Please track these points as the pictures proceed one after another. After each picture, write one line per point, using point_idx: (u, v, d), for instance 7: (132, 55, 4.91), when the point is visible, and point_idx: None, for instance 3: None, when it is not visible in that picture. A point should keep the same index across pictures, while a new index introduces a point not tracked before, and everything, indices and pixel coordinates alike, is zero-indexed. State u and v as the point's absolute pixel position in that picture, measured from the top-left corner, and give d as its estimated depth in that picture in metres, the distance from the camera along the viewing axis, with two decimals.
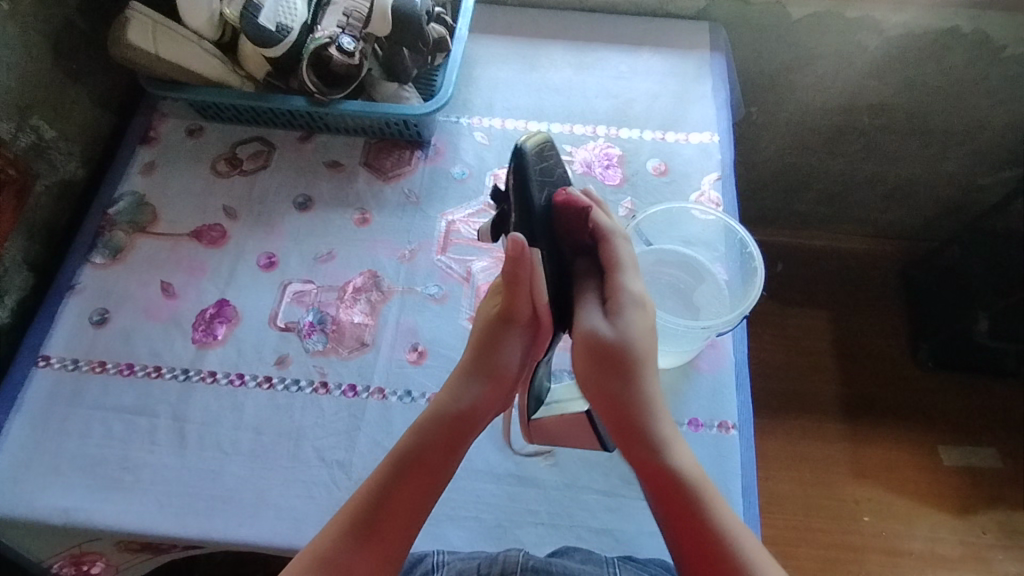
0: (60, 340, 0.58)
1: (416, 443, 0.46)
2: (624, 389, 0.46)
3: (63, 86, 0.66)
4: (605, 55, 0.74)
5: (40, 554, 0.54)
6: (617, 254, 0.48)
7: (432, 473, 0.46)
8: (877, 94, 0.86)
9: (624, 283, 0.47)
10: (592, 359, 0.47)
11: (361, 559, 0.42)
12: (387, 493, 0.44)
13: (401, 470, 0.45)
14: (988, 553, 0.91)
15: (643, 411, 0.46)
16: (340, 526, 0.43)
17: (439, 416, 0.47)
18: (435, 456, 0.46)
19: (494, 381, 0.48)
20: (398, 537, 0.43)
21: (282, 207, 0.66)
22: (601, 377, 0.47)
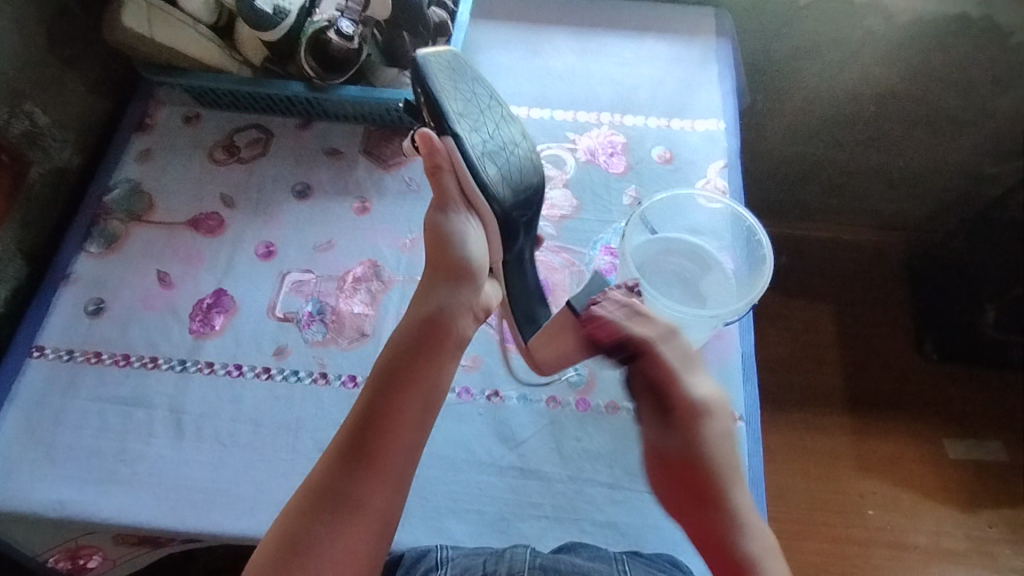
0: (55, 330, 0.57)
1: (392, 359, 0.46)
2: (708, 502, 0.46)
3: (57, 71, 0.65)
4: (609, 41, 0.73)
5: (36, 547, 0.53)
6: (669, 361, 0.49)
7: (412, 385, 0.45)
8: (884, 82, 0.85)
9: (690, 393, 0.49)
10: (674, 485, 0.47)
11: (358, 486, 0.42)
12: (370, 415, 0.44)
13: (379, 389, 0.45)
14: (993, 547, 0.91)
15: (728, 520, 0.46)
16: (331, 458, 0.43)
17: (407, 328, 0.47)
18: (414, 367, 0.46)
19: (460, 281, 0.48)
20: (391, 458, 0.43)
21: (280, 196, 0.64)
22: (679, 488, 0.47)
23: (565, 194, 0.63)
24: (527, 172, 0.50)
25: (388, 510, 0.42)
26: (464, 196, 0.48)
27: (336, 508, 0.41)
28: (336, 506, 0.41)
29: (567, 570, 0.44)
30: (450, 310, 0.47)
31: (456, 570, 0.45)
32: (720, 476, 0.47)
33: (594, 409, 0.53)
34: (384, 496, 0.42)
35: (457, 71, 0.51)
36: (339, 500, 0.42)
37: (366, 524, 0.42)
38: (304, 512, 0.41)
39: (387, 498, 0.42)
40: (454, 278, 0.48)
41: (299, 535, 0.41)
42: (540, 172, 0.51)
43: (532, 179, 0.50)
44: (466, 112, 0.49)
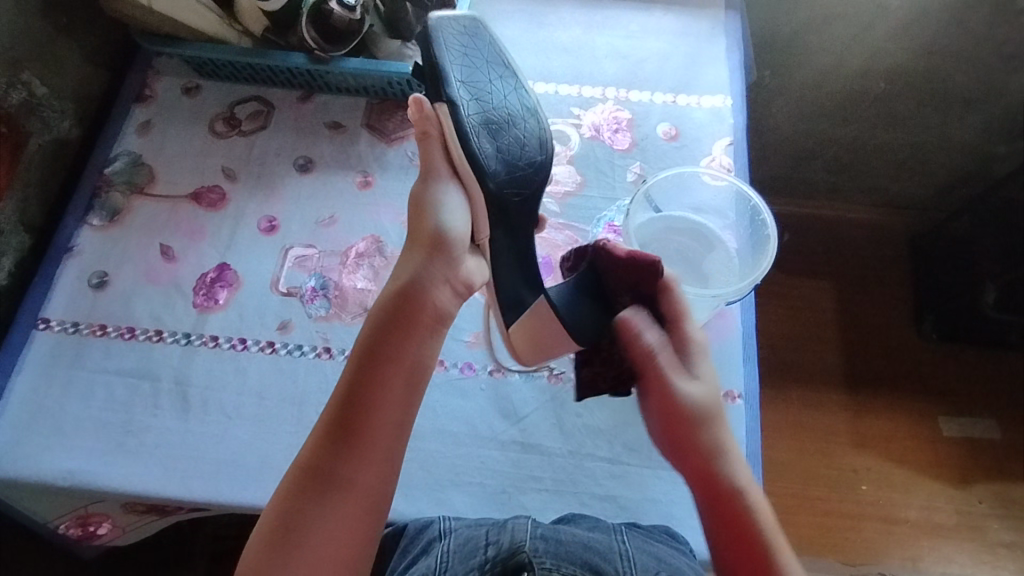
0: (60, 302, 0.57)
1: (371, 339, 0.45)
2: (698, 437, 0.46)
3: (54, 40, 0.64)
4: (614, 13, 0.71)
5: (47, 515, 0.54)
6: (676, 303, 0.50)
7: (394, 362, 0.45)
8: (895, 59, 0.83)
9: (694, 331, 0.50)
10: (666, 413, 0.47)
11: (347, 463, 0.42)
12: (354, 394, 0.44)
13: (361, 367, 0.45)
14: (983, 522, 0.93)
15: (713, 461, 0.45)
16: (320, 437, 0.43)
17: (385, 307, 0.47)
18: (396, 345, 0.45)
19: (435, 252, 0.47)
20: (377, 433, 0.43)
21: (283, 169, 0.64)
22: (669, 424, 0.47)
23: (569, 169, 0.63)
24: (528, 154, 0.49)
25: (377, 489, 0.42)
26: (450, 163, 0.49)
27: (325, 486, 0.41)
28: (326, 485, 0.41)
29: (566, 539, 0.43)
30: (424, 282, 0.47)
31: (458, 538, 0.45)
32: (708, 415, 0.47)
33: None
34: (373, 474, 0.42)
35: (476, 42, 0.50)
36: (330, 479, 0.41)
37: (358, 502, 0.42)
38: (298, 490, 0.41)
39: (376, 475, 0.42)
40: (432, 247, 0.47)
41: (293, 514, 0.41)
42: (546, 151, 0.49)
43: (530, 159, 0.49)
44: (471, 81, 0.48)
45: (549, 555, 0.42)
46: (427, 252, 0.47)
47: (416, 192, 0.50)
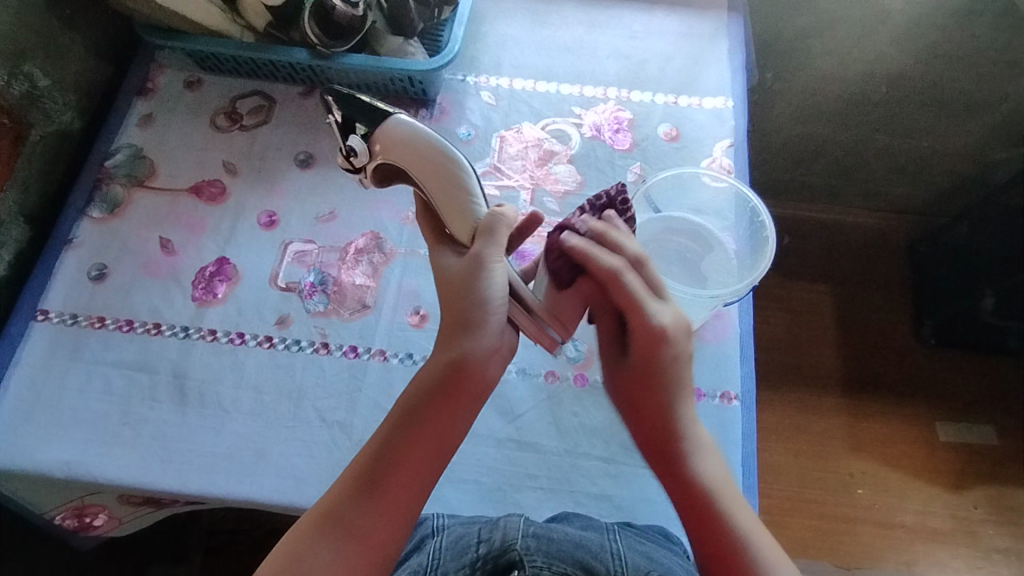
0: (58, 294, 0.57)
1: (413, 399, 0.42)
2: (645, 414, 0.43)
3: (57, 32, 0.64)
4: (617, 13, 0.71)
5: (43, 506, 0.55)
6: (631, 290, 0.42)
7: (433, 427, 0.42)
8: (896, 64, 0.84)
9: (649, 313, 0.42)
10: (629, 385, 0.44)
11: (365, 518, 0.40)
12: (387, 449, 0.41)
13: (399, 427, 0.42)
14: (978, 527, 0.93)
15: (671, 416, 0.43)
16: (343, 486, 0.41)
17: (433, 370, 0.42)
18: (434, 410, 0.42)
19: (473, 330, 0.42)
20: (401, 496, 0.41)
21: (283, 164, 0.64)
22: (622, 392, 0.44)
23: (570, 168, 0.63)
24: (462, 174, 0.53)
25: (387, 547, 0.40)
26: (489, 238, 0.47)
27: (339, 537, 0.40)
28: (340, 536, 0.40)
29: (559, 538, 0.44)
30: (466, 356, 0.42)
31: (450, 536, 0.45)
32: (666, 391, 0.43)
33: (592, 383, 0.54)
34: (387, 533, 0.40)
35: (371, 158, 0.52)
36: (345, 529, 0.40)
37: (367, 559, 0.40)
38: (313, 529, 0.40)
39: (389, 537, 0.40)
40: (464, 327, 0.42)
41: (300, 554, 0.39)
42: None
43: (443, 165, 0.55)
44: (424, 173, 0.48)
45: (540, 553, 0.42)
46: (463, 326, 0.42)
47: (459, 268, 0.44)
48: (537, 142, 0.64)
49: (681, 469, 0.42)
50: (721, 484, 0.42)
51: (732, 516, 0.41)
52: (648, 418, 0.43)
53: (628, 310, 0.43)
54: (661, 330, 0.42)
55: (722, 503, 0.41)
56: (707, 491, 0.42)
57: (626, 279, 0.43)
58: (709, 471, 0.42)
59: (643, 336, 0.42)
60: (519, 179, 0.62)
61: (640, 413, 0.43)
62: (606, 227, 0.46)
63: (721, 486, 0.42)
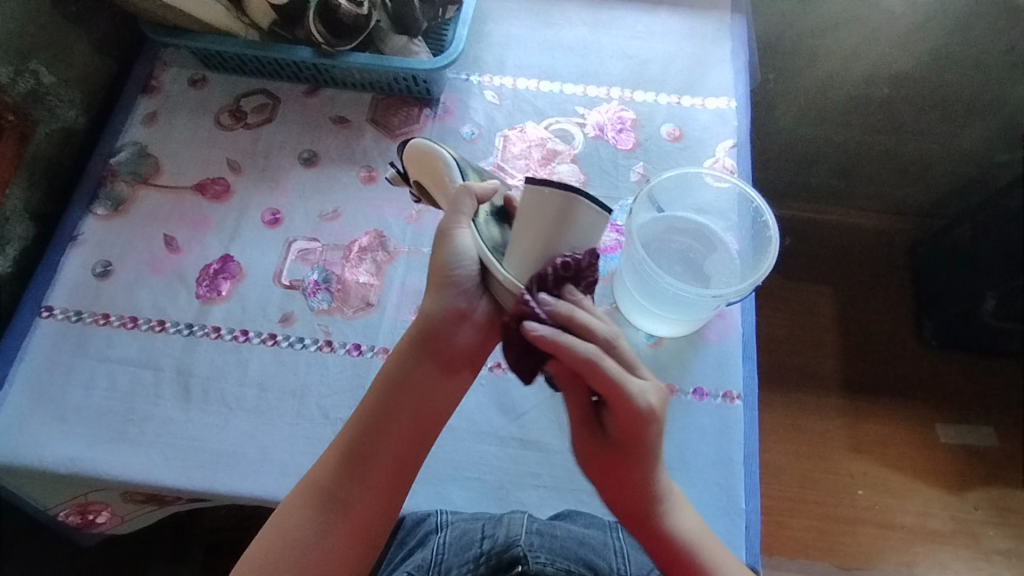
0: (63, 290, 0.58)
1: (394, 368, 0.44)
2: (630, 492, 0.42)
3: (62, 30, 0.64)
4: (621, 14, 0.72)
5: (47, 502, 0.55)
6: (609, 375, 0.39)
7: (412, 397, 0.44)
8: (899, 65, 0.84)
9: (631, 398, 0.40)
10: (602, 460, 0.42)
11: (353, 495, 0.42)
12: (372, 419, 0.43)
13: (382, 398, 0.43)
14: (978, 528, 0.93)
15: (648, 489, 0.42)
16: (329, 462, 0.42)
17: (409, 338, 0.44)
18: (416, 377, 0.44)
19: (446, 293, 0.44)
20: (385, 466, 0.42)
21: (287, 162, 0.64)
22: (605, 470, 0.42)
23: (573, 168, 0.63)
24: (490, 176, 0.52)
25: (373, 527, 0.42)
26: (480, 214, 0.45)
27: (327, 510, 0.41)
28: (328, 510, 0.41)
29: (562, 534, 0.44)
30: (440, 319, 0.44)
31: (454, 532, 0.45)
32: (646, 463, 0.42)
33: None
34: (373, 514, 0.42)
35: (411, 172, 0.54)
36: (331, 503, 0.41)
37: (353, 530, 0.41)
38: (302, 505, 0.42)
39: (375, 510, 0.42)
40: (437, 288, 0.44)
41: (290, 528, 0.41)
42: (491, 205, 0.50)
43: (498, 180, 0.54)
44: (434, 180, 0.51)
45: (543, 550, 0.42)
46: (438, 290, 0.44)
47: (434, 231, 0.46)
48: (541, 141, 0.64)
49: (660, 533, 0.43)
50: (698, 532, 0.43)
51: (723, 568, 0.42)
52: (632, 494, 0.42)
53: (614, 397, 0.40)
54: (647, 412, 0.40)
55: (706, 557, 0.42)
56: (692, 549, 0.42)
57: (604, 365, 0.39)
58: (688, 527, 0.43)
59: (626, 419, 0.40)
60: (522, 178, 0.62)
61: (620, 489, 0.42)
62: (572, 308, 0.41)
63: (701, 542, 0.43)
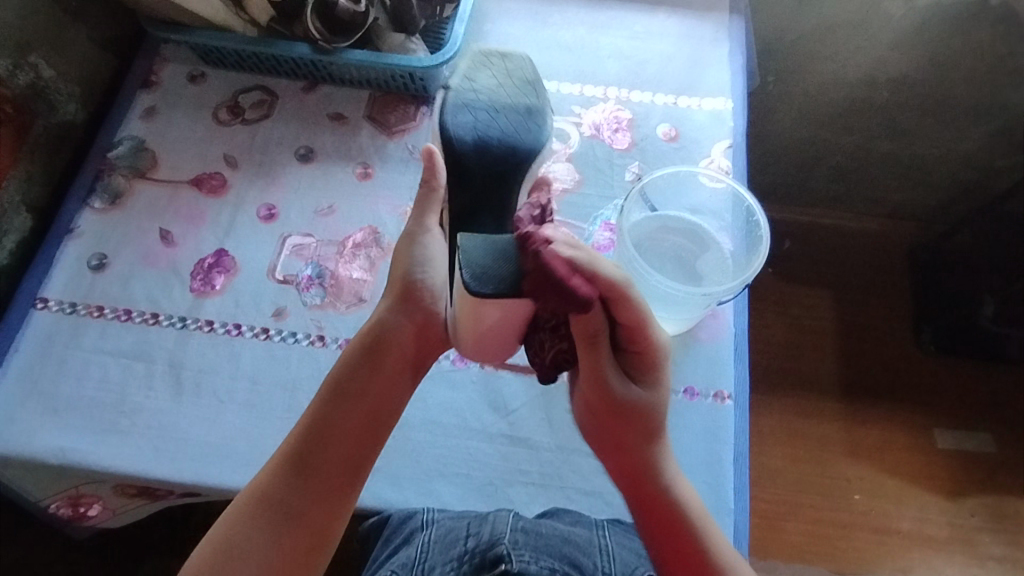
0: (58, 282, 0.58)
1: (343, 374, 0.45)
2: (631, 454, 0.43)
3: (62, 24, 0.64)
4: (618, 14, 0.72)
5: (37, 494, 0.55)
6: (640, 308, 0.41)
7: (360, 406, 0.44)
8: (898, 68, 0.84)
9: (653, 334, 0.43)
10: (606, 426, 0.44)
11: (302, 500, 0.41)
12: (318, 424, 0.43)
13: (328, 405, 0.44)
14: (975, 535, 0.92)
15: (654, 456, 0.44)
16: (275, 467, 0.42)
17: (359, 343, 0.46)
18: (364, 386, 0.45)
19: (404, 301, 0.47)
20: (331, 472, 0.42)
21: (284, 158, 0.64)
22: (607, 434, 0.44)
23: (568, 167, 0.63)
24: (508, 129, 0.53)
25: (326, 531, 0.42)
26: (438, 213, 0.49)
27: (274, 517, 0.41)
28: (273, 518, 0.41)
29: (547, 532, 0.44)
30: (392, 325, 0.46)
31: (440, 529, 0.45)
32: (656, 423, 0.44)
33: None
34: (324, 517, 0.42)
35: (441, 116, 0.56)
36: (278, 510, 0.41)
37: (303, 537, 0.41)
38: (246, 513, 0.41)
39: (324, 515, 0.42)
40: (398, 298, 0.47)
41: (235, 540, 0.40)
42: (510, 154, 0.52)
43: (526, 140, 0.52)
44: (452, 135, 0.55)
45: (527, 547, 0.42)
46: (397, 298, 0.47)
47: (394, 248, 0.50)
48: None
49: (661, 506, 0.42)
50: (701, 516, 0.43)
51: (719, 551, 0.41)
52: (632, 460, 0.43)
53: (638, 326, 0.42)
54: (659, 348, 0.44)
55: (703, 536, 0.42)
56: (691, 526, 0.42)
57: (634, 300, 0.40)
58: (693, 501, 0.43)
59: (645, 352, 0.44)
60: None
61: (622, 456, 0.44)
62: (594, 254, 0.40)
63: (703, 518, 0.42)
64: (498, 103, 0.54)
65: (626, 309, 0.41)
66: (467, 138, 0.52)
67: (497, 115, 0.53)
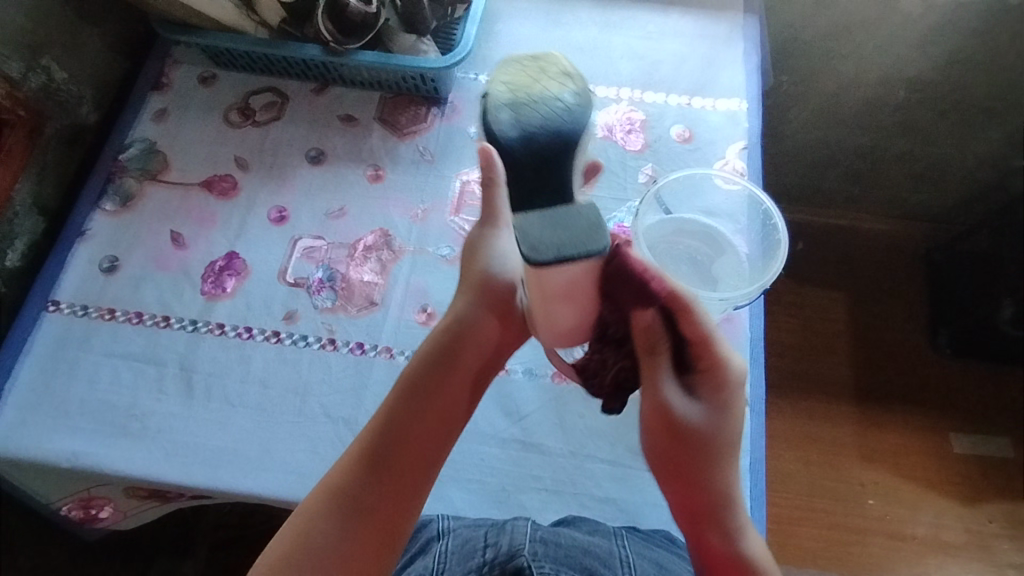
0: (70, 285, 0.58)
1: (418, 370, 0.44)
2: (692, 486, 0.41)
3: (75, 27, 0.64)
4: (631, 14, 0.71)
5: (49, 496, 0.55)
6: (705, 325, 0.39)
7: (438, 401, 0.43)
8: (915, 67, 0.82)
9: (721, 354, 0.41)
10: (665, 450, 0.42)
11: (376, 497, 0.41)
12: (394, 420, 0.42)
13: (405, 400, 0.43)
14: (992, 541, 0.91)
15: (719, 486, 0.41)
16: (349, 462, 0.42)
17: (437, 338, 0.45)
18: (440, 383, 0.44)
19: (483, 293, 0.45)
20: (409, 470, 0.42)
21: (295, 160, 0.64)
22: (667, 460, 0.42)
23: None
24: (560, 113, 0.40)
25: (398, 529, 0.41)
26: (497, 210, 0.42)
27: (348, 513, 0.40)
28: (348, 513, 0.40)
29: (567, 543, 0.43)
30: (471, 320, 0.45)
31: (457, 539, 0.45)
32: (722, 453, 0.41)
33: None
34: (396, 515, 0.41)
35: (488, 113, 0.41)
36: (351, 507, 0.40)
37: (377, 534, 0.40)
38: (320, 508, 0.40)
39: (396, 513, 0.41)
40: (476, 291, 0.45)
41: (307, 534, 0.40)
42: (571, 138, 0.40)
43: (580, 120, 0.41)
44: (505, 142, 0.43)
45: (547, 559, 0.41)
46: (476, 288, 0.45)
47: (466, 239, 0.47)
48: None
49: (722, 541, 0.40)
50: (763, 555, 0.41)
51: None
52: (692, 491, 0.41)
53: (705, 345, 0.40)
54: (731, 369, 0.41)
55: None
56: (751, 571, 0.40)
57: (698, 314, 0.39)
58: (762, 552, 0.41)
59: (712, 376, 0.41)
60: None
61: (681, 481, 0.42)
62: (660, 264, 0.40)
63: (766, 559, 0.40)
64: (549, 83, 0.42)
65: (692, 325, 0.39)
66: (511, 132, 0.40)
67: (542, 100, 0.41)
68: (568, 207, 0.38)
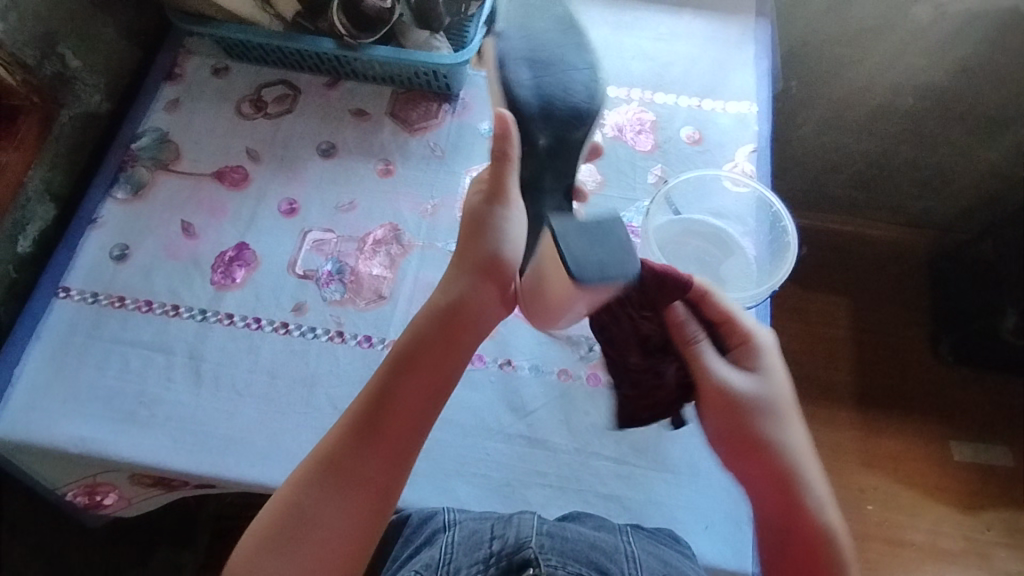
0: (81, 272, 0.58)
1: (411, 342, 0.44)
2: (756, 457, 0.43)
3: (90, 15, 0.65)
4: (643, 15, 0.71)
5: (56, 481, 0.55)
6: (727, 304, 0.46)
7: (429, 370, 0.44)
8: (925, 75, 0.82)
9: (750, 328, 0.46)
10: (726, 430, 0.44)
11: (368, 462, 0.41)
12: (386, 390, 0.43)
13: (395, 370, 0.44)
14: (990, 549, 0.91)
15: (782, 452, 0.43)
16: (341, 431, 0.42)
17: (431, 311, 0.46)
18: (431, 352, 0.44)
19: (484, 272, 0.46)
20: (401, 434, 0.42)
21: (306, 153, 0.64)
22: (728, 438, 0.44)
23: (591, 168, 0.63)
24: (577, 96, 0.49)
25: (390, 491, 0.42)
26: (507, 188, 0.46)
27: (341, 479, 0.41)
28: (340, 480, 0.41)
29: (573, 536, 0.43)
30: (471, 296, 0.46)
31: (462, 531, 0.45)
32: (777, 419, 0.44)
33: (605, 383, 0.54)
34: (387, 477, 0.42)
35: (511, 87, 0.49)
36: (343, 473, 0.41)
37: (369, 496, 0.41)
38: (312, 477, 0.41)
39: (388, 477, 0.42)
40: (477, 269, 0.46)
41: (302, 502, 0.40)
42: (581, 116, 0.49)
43: (592, 101, 0.49)
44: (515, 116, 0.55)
45: (553, 551, 0.41)
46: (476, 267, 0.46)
47: (469, 211, 0.47)
48: None
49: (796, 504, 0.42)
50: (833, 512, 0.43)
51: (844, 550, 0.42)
52: (755, 464, 0.43)
53: (732, 321, 0.46)
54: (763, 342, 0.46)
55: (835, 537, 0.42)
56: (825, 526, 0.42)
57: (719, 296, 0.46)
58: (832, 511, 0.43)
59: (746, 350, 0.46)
60: None
61: (742, 455, 0.44)
62: None
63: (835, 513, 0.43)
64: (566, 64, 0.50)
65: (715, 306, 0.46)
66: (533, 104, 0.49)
67: (562, 78, 0.49)
68: (598, 221, 0.39)
